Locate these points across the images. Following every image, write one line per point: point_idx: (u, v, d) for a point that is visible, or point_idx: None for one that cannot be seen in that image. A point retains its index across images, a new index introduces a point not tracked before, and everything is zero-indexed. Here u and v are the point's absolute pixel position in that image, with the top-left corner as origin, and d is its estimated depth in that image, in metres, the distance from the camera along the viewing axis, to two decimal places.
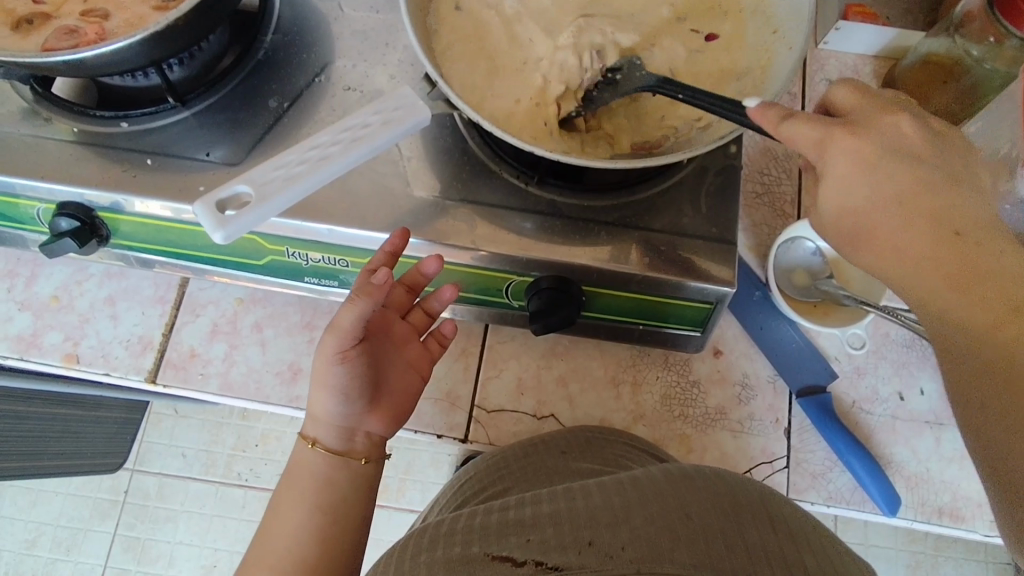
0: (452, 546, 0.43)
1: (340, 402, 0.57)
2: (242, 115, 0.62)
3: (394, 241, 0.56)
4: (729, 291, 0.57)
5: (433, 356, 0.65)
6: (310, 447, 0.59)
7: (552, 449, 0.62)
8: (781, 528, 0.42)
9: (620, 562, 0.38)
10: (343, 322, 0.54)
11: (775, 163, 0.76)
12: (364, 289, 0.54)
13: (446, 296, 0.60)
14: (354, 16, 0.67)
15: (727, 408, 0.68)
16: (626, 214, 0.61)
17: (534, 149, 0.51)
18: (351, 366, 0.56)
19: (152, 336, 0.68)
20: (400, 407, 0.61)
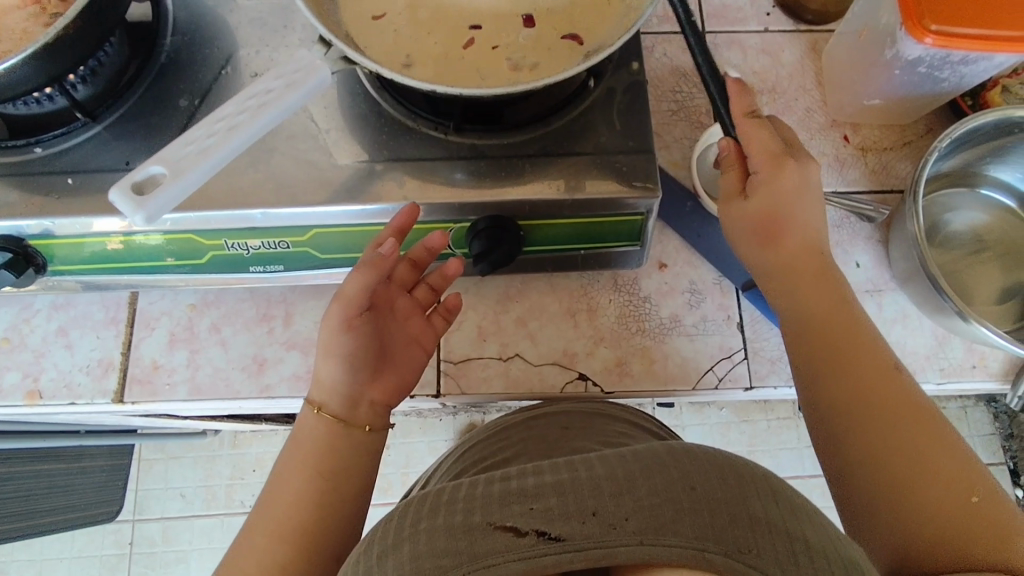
0: (452, 513, 0.41)
1: (344, 369, 0.60)
2: (155, 119, 0.62)
3: (403, 218, 0.59)
4: (654, 198, 0.60)
5: (438, 331, 0.67)
6: (314, 412, 0.61)
7: (555, 422, 0.64)
8: (786, 503, 0.42)
9: (624, 533, 0.39)
10: (349, 290, 0.59)
11: (685, 80, 0.79)
12: (371, 260, 0.59)
13: (451, 270, 0.64)
14: (248, 5, 0.68)
15: (681, 315, 0.70)
16: (545, 144, 0.62)
17: (438, 87, 0.53)
18: (358, 333, 0.60)
19: (111, 357, 0.68)
20: (403, 379, 0.64)
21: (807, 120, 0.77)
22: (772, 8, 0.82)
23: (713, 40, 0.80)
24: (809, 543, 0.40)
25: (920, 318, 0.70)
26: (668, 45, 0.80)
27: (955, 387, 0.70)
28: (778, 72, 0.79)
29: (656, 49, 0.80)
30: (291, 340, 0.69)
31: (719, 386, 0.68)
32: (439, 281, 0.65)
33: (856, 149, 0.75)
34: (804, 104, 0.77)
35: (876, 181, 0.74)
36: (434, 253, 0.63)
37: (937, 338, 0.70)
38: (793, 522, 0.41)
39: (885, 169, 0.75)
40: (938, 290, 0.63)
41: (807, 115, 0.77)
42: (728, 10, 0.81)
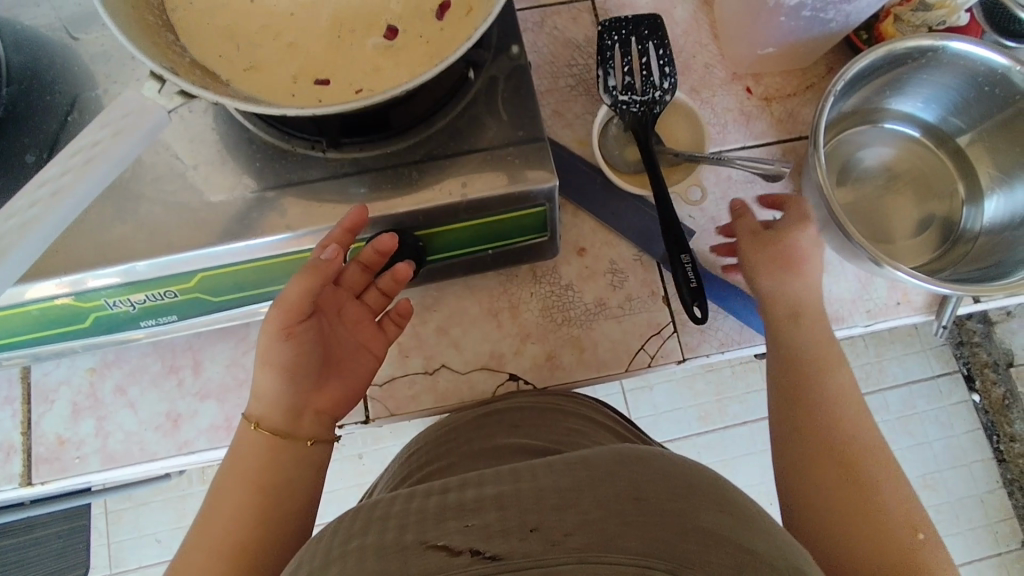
0: (386, 532, 0.38)
1: (285, 380, 0.56)
2: (2, 181, 0.57)
3: (352, 219, 0.54)
4: (551, 186, 0.57)
5: (390, 337, 0.64)
6: (253, 429, 0.57)
7: (502, 423, 0.60)
8: (731, 514, 0.39)
9: (565, 549, 0.35)
10: (290, 296, 0.54)
11: (578, 52, 0.75)
12: (314, 265, 0.55)
13: (400, 275, 0.59)
14: (89, 39, 0.62)
15: (605, 298, 0.69)
16: (431, 148, 0.59)
17: (287, 113, 0.47)
18: (298, 343, 0.55)
19: (10, 440, 0.63)
20: (352, 387, 0.62)
21: (707, 77, 0.74)
22: None
23: (603, 5, 0.77)
24: (757, 555, 0.36)
25: (841, 263, 0.70)
26: (556, 18, 0.77)
27: (883, 326, 0.70)
28: (672, 30, 0.76)
29: (544, 24, 0.76)
30: (202, 389, 0.65)
31: (652, 364, 0.67)
32: (390, 285, 0.62)
33: (760, 100, 0.74)
34: (703, 60, 0.75)
35: (783, 130, 0.73)
36: (384, 256, 0.59)
37: (860, 281, 0.69)
38: (743, 534, 0.38)
39: (791, 116, 0.73)
40: (849, 238, 0.61)
41: (706, 72, 0.75)
42: None
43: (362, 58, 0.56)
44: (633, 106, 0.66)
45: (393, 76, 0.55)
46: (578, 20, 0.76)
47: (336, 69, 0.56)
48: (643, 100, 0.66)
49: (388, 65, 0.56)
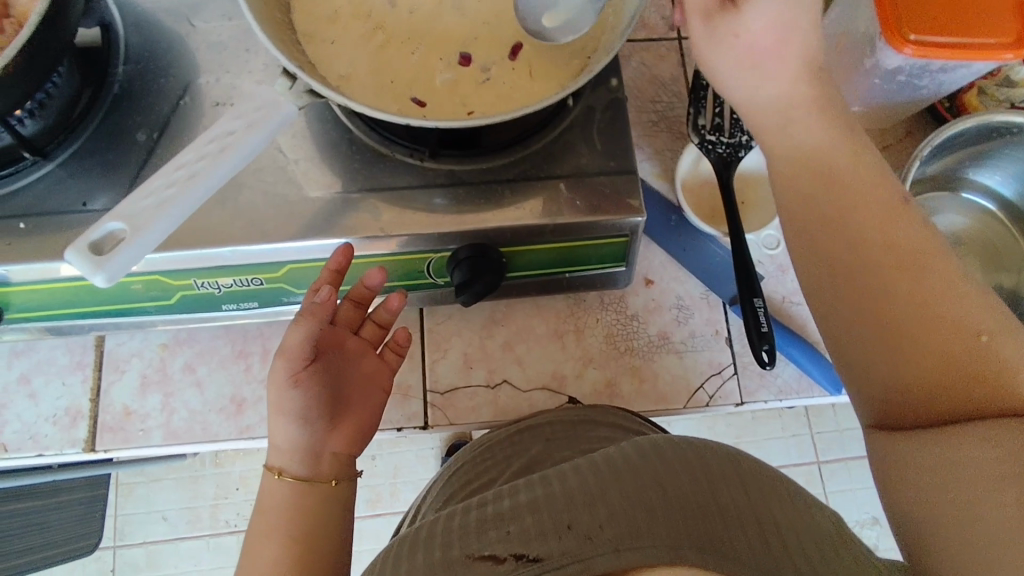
0: (433, 550, 0.43)
1: (300, 426, 0.56)
2: (112, 156, 0.59)
3: (338, 259, 0.56)
4: (639, 219, 0.58)
5: (392, 366, 0.64)
6: (278, 478, 0.56)
7: (537, 436, 0.62)
8: (751, 486, 0.46)
9: (601, 542, 0.39)
10: (291, 344, 0.55)
11: (663, 89, 0.77)
12: (310, 309, 0.56)
13: (395, 304, 0.60)
14: (206, 28, 0.64)
15: (669, 332, 0.69)
16: (526, 168, 0.60)
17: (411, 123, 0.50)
18: (306, 388, 0.55)
19: (79, 405, 0.65)
20: (365, 422, 0.60)
21: None
22: None
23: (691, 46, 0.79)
24: (777, 525, 0.43)
25: None
26: (644, 54, 0.79)
27: None
28: None
29: (632, 59, 0.78)
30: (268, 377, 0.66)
31: (710, 403, 0.67)
32: (385, 316, 0.62)
33: None
34: None
35: None
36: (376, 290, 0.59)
37: None
38: (760, 514, 0.43)
39: None
40: None
41: None
42: None
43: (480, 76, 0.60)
44: (720, 146, 0.68)
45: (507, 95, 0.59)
46: (665, 58, 0.78)
47: (454, 85, 0.59)
48: (730, 143, 0.67)
49: (502, 83, 0.59)
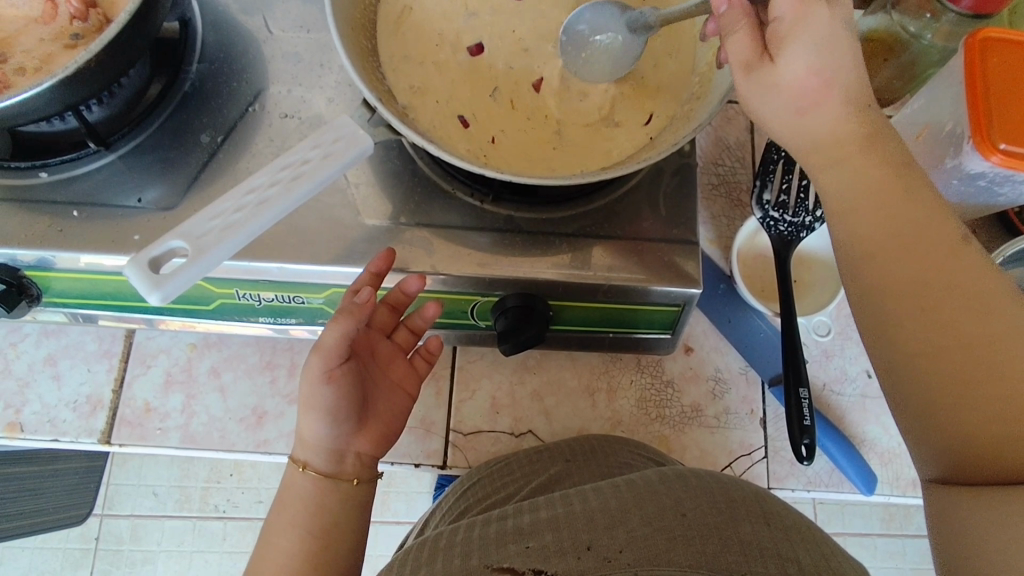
0: (452, 559, 0.43)
1: (328, 424, 0.54)
2: (173, 153, 0.58)
3: (379, 262, 0.54)
4: (695, 292, 0.57)
5: (421, 374, 0.61)
6: (301, 471, 0.55)
7: (556, 457, 0.61)
8: (776, 523, 0.44)
9: (619, 565, 0.40)
10: (329, 341, 0.51)
11: (728, 153, 0.76)
12: (348, 308, 0.53)
13: (429, 313, 0.57)
14: (283, 37, 0.63)
15: (702, 405, 0.67)
16: (585, 224, 0.59)
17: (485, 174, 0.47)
18: (339, 386, 0.53)
19: (101, 395, 0.64)
20: (389, 427, 0.58)
21: None
22: None
23: None
24: (799, 564, 0.41)
25: None
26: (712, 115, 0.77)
27: None
28: None
29: None
30: (293, 393, 0.65)
31: None
32: (420, 325, 0.59)
33: None
34: None
35: None
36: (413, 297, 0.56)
37: None
38: (780, 544, 0.42)
39: None
40: None
41: None
42: None
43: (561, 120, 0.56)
44: (781, 224, 0.66)
45: (585, 142, 0.55)
46: (734, 122, 0.77)
47: (532, 124, 0.56)
48: (792, 222, 0.66)
49: (583, 130, 0.56)
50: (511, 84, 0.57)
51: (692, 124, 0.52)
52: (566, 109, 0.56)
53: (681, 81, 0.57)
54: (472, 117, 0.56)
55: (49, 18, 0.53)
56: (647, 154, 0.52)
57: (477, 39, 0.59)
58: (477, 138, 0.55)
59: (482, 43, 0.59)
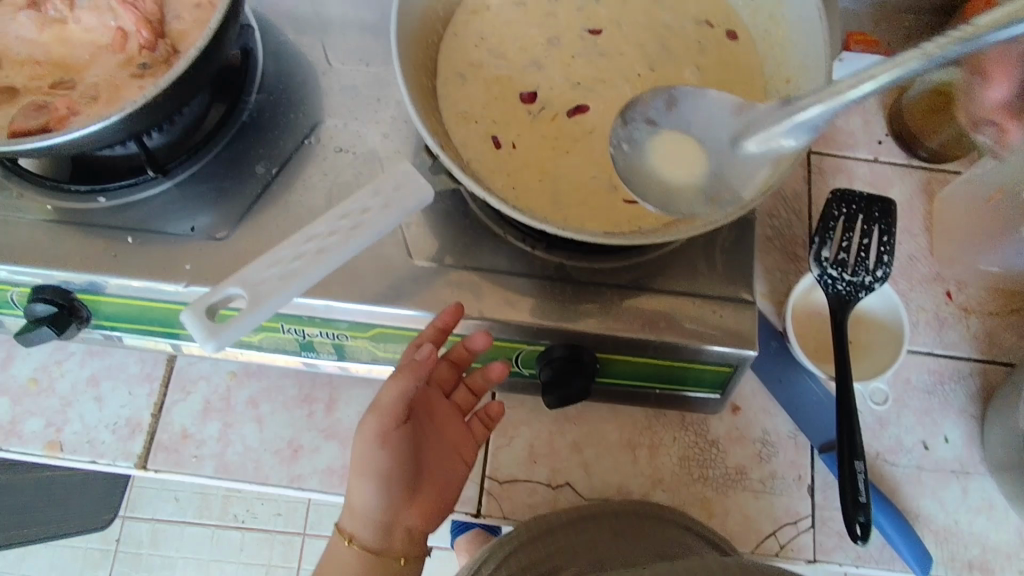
0: None
1: (379, 489, 0.54)
2: (228, 184, 0.58)
3: (446, 318, 0.53)
4: (750, 355, 0.55)
5: (478, 438, 0.62)
6: (347, 544, 0.57)
7: (602, 526, 0.59)
8: None
9: None
10: (386, 400, 0.53)
11: (784, 204, 0.73)
12: (407, 365, 0.54)
13: (494, 374, 0.58)
14: (342, 70, 0.63)
15: (748, 467, 0.65)
16: (638, 275, 0.57)
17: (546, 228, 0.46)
18: (393, 450, 0.54)
19: (140, 418, 0.64)
20: (442, 498, 0.58)
21: (909, 269, 0.71)
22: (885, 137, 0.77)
23: (819, 164, 0.74)
24: None
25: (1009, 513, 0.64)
26: None
27: None
28: None
29: None
30: (330, 428, 0.64)
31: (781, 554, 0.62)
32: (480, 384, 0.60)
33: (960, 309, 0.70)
34: (908, 250, 0.72)
35: (979, 348, 0.68)
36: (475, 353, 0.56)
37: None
38: None
39: (988, 336, 0.69)
40: None
41: (909, 263, 0.71)
42: (840, 133, 0.76)
43: (619, 171, 0.55)
44: (840, 283, 0.63)
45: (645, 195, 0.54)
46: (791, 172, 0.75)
47: (591, 175, 0.55)
48: (851, 281, 0.63)
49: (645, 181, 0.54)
50: (572, 132, 0.57)
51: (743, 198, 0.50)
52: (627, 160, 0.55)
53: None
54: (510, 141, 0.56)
55: (118, 46, 0.53)
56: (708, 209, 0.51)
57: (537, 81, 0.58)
58: (532, 188, 0.54)
59: (540, 88, 0.59)
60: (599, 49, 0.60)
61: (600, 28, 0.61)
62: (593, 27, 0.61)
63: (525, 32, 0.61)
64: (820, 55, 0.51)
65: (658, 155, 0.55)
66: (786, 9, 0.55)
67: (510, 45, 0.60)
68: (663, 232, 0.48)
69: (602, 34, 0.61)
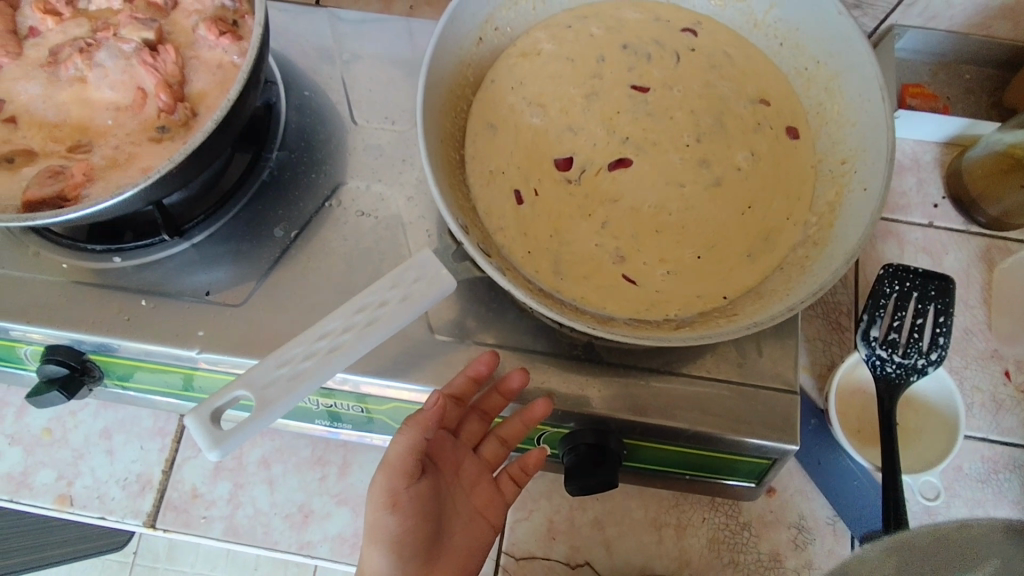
0: None
1: (391, 558, 0.49)
2: (246, 246, 0.56)
3: (480, 365, 0.51)
4: (791, 449, 0.51)
5: (506, 498, 0.58)
6: None
7: None
8: None
9: None
10: (394, 456, 0.48)
11: None
12: (416, 416, 0.48)
13: (536, 414, 0.50)
14: (367, 128, 0.61)
15: (782, 554, 0.60)
16: (671, 357, 0.54)
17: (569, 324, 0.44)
18: (405, 514, 0.49)
19: (150, 475, 0.62)
20: (464, 561, 0.54)
21: (964, 343, 0.66)
22: (941, 199, 0.72)
23: None
24: None
25: None
26: None
27: None
28: None
29: None
30: (342, 493, 0.62)
31: None
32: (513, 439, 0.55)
33: (1019, 390, 0.65)
34: (963, 323, 0.67)
35: None
36: (510, 398, 0.52)
37: None
38: None
39: None
40: None
41: (964, 337, 0.66)
42: (891, 193, 0.72)
43: (648, 244, 0.51)
44: (888, 364, 0.59)
45: (683, 278, 0.50)
46: None
47: (623, 253, 0.51)
48: (901, 363, 0.59)
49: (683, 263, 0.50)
50: (606, 201, 0.52)
51: (792, 300, 0.46)
52: (663, 236, 0.51)
53: (795, 216, 0.52)
54: (529, 196, 0.52)
55: (137, 107, 0.51)
56: (745, 314, 0.47)
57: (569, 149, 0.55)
58: (559, 265, 0.50)
59: (575, 151, 0.55)
60: (647, 108, 0.56)
61: (648, 86, 0.57)
62: (641, 84, 0.57)
63: (561, 90, 0.56)
64: (883, 138, 0.49)
65: (697, 232, 0.51)
66: (845, 82, 0.54)
67: (545, 101, 0.56)
68: (707, 333, 0.45)
69: (651, 93, 0.56)
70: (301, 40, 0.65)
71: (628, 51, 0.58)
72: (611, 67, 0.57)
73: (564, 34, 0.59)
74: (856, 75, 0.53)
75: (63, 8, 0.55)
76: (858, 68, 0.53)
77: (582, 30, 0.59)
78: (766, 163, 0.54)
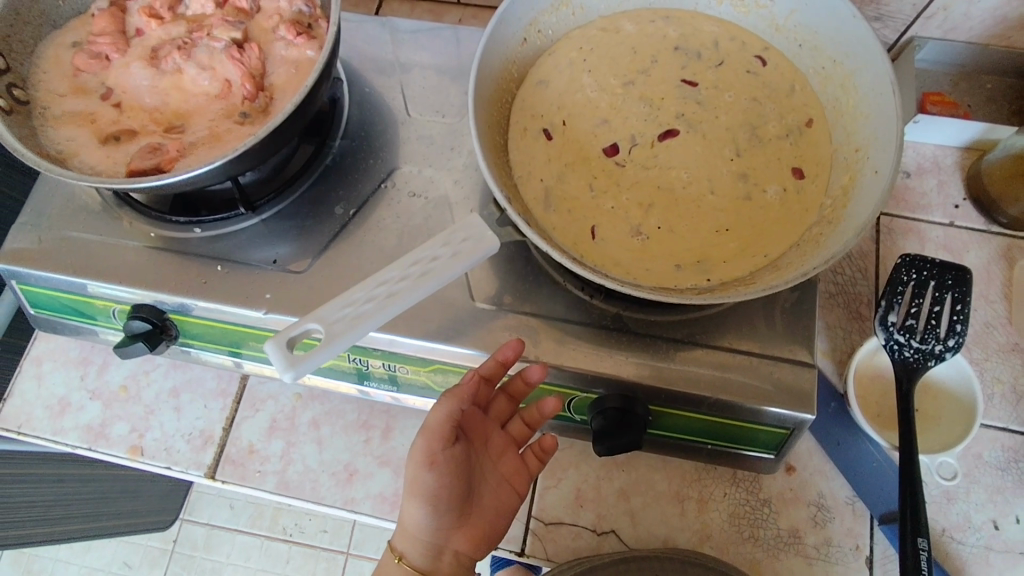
0: None
1: (428, 512, 0.55)
2: (310, 222, 0.63)
3: (507, 352, 0.54)
4: (808, 418, 0.54)
5: (531, 471, 0.61)
6: (396, 561, 0.58)
7: None
8: None
9: None
10: (433, 422, 0.54)
11: (849, 262, 0.72)
12: (456, 389, 0.54)
13: (547, 409, 0.57)
14: (419, 120, 0.68)
15: (802, 531, 0.63)
16: (695, 330, 0.58)
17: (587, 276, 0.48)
18: (440, 473, 0.54)
19: (213, 431, 0.68)
20: (492, 527, 0.58)
21: (984, 336, 0.68)
22: (962, 200, 0.75)
23: (889, 225, 0.73)
24: None
25: None
26: None
27: None
28: None
29: None
30: (384, 455, 0.67)
31: None
32: (535, 418, 0.59)
33: None
34: (984, 317, 0.69)
35: None
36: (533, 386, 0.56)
37: None
38: None
39: None
40: None
41: (984, 330, 0.68)
42: (912, 193, 0.75)
43: (671, 221, 0.56)
44: (906, 349, 0.62)
45: (708, 253, 0.55)
46: None
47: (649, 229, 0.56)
48: (919, 348, 0.62)
49: (706, 240, 0.55)
50: (638, 187, 0.58)
51: (806, 269, 0.50)
52: (687, 210, 0.56)
53: (815, 201, 0.57)
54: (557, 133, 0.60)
55: (223, 95, 0.59)
56: (743, 288, 0.51)
57: (602, 137, 0.60)
58: (576, 218, 0.56)
59: (607, 139, 0.60)
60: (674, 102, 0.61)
61: (698, 81, 0.63)
62: (691, 80, 0.63)
63: (600, 84, 0.62)
64: (893, 125, 0.53)
65: (721, 216, 0.56)
66: (860, 77, 0.58)
67: (582, 97, 0.62)
68: (728, 295, 0.49)
69: (701, 87, 0.62)
70: (363, 46, 0.73)
71: (679, 51, 0.64)
72: (648, 67, 0.63)
73: (599, 39, 0.65)
74: (870, 70, 0.57)
75: (165, 13, 0.63)
76: (869, 64, 0.57)
77: (653, 28, 0.66)
78: (786, 157, 0.59)
